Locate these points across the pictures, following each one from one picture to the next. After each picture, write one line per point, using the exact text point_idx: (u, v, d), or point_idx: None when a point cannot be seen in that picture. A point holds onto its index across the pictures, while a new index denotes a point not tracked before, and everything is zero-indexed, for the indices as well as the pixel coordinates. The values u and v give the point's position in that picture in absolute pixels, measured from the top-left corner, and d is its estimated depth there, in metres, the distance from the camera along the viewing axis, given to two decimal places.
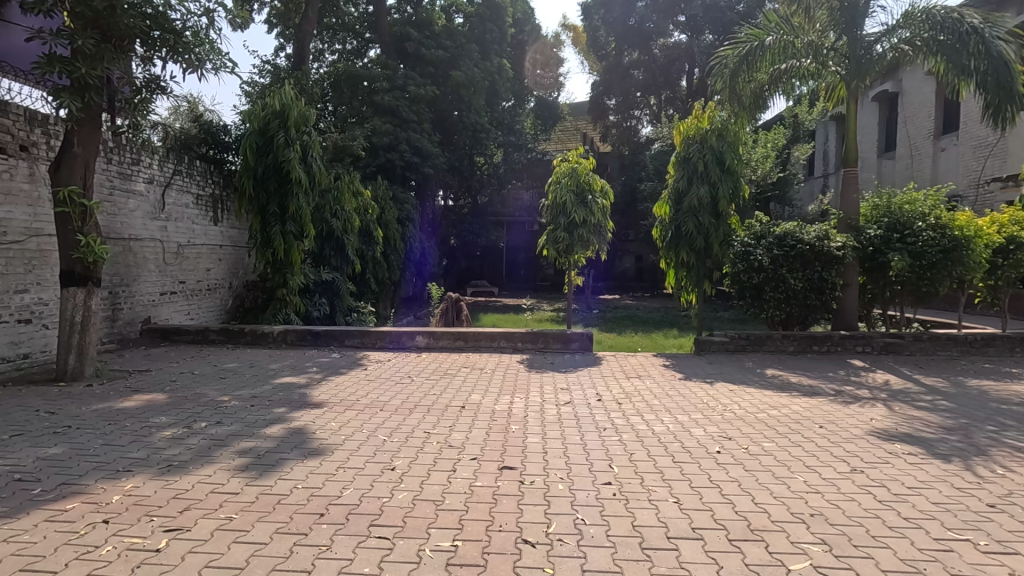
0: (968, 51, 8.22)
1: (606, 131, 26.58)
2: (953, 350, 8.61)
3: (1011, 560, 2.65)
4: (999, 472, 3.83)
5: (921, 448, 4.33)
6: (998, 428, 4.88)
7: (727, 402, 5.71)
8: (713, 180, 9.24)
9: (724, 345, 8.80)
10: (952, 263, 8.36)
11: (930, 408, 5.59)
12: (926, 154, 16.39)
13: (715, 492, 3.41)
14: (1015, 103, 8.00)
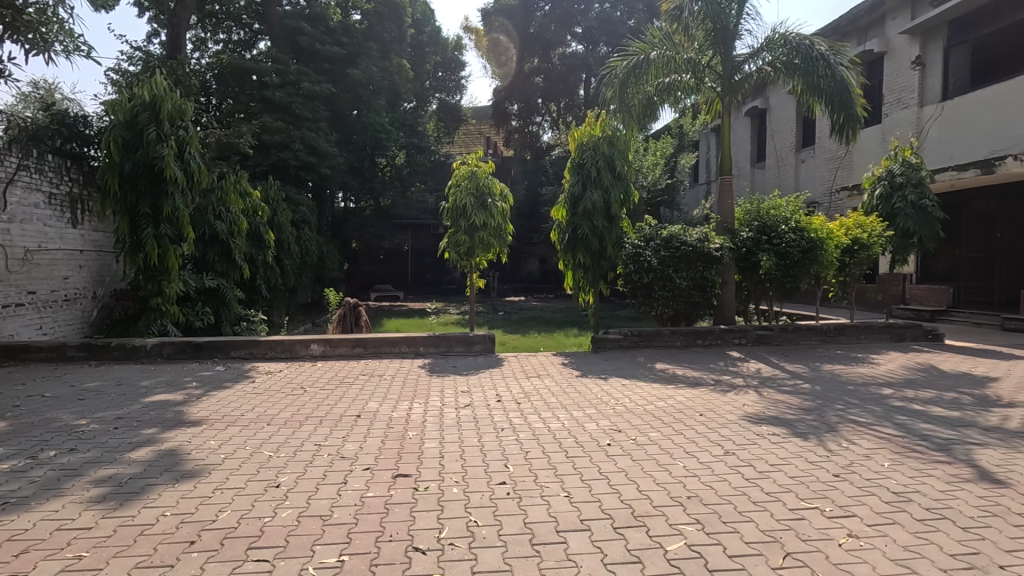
0: (818, 74, 9.29)
1: (508, 136, 27.10)
2: (813, 339, 9.67)
3: (850, 522, 3.03)
4: (844, 445, 4.35)
5: (783, 428, 4.81)
6: (844, 406, 5.55)
7: (618, 396, 6.01)
8: (606, 185, 9.61)
9: (619, 341, 9.22)
10: (811, 261, 9.42)
11: (793, 392, 6.24)
12: (790, 164, 18.29)
13: (603, 483, 3.56)
14: (856, 122, 9.28)
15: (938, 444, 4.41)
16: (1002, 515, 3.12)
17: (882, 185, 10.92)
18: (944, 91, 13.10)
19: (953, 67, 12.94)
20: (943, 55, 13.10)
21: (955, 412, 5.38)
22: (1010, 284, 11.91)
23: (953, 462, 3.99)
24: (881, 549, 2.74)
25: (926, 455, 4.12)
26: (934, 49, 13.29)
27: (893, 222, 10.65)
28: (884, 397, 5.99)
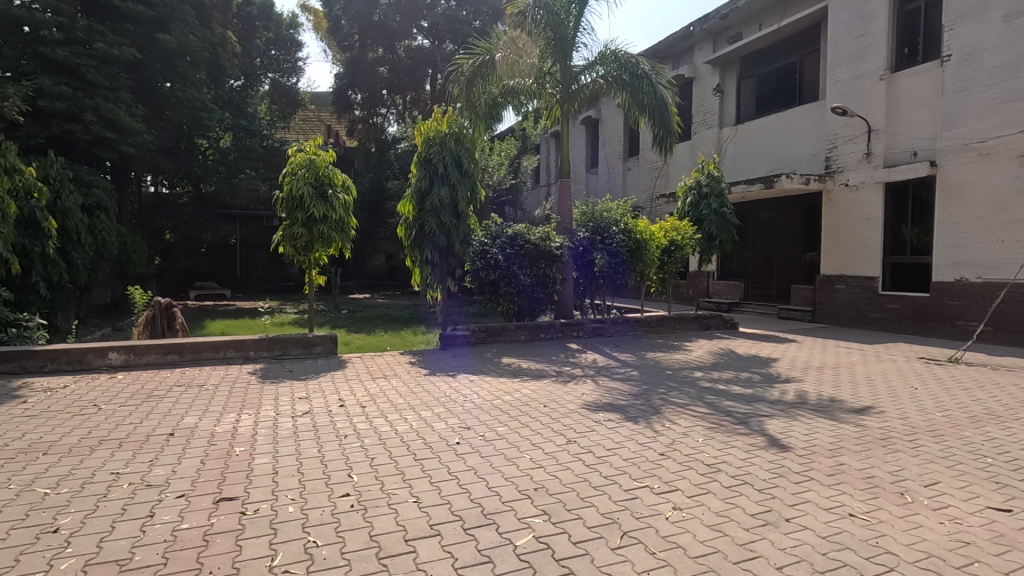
0: (641, 91, 10.28)
1: (351, 126, 25.81)
2: (639, 330, 10.71)
3: (674, 496, 3.36)
4: (667, 425, 4.86)
5: (616, 413, 5.22)
6: (665, 390, 6.21)
7: (467, 393, 6.02)
8: (453, 181, 9.44)
9: (467, 338, 9.26)
10: (637, 259, 10.44)
11: (623, 379, 6.84)
12: (619, 171, 20.09)
13: (453, 484, 3.49)
14: (673, 136, 10.44)
15: (738, 418, 5.14)
16: (786, 475, 3.72)
17: (693, 194, 12.50)
18: (737, 116, 15.43)
19: (743, 96, 15.29)
20: (736, 85, 15.40)
21: (749, 389, 6.33)
22: (784, 280, 14.36)
23: (750, 432, 4.67)
24: (699, 518, 3.08)
25: (730, 429, 4.77)
26: (730, 79, 15.57)
27: (701, 226, 12.25)
28: (696, 379, 6.85)
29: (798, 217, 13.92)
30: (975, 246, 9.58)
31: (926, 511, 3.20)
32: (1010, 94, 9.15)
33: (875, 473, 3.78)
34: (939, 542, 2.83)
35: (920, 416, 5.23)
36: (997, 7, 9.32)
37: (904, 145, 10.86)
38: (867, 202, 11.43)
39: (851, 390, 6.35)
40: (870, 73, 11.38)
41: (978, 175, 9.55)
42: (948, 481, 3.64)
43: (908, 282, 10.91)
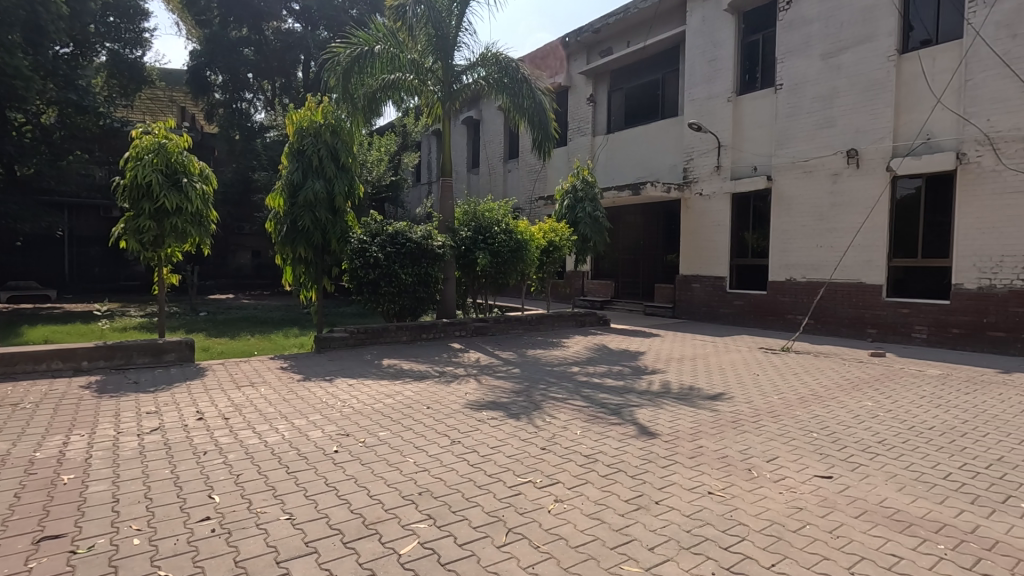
0: (521, 95, 10.52)
1: (211, 110, 23.42)
2: (520, 328, 10.97)
3: (556, 489, 3.47)
4: (548, 420, 5.02)
5: (499, 411, 5.29)
6: (546, 386, 6.42)
7: (345, 397, 5.73)
8: (328, 175, 8.87)
9: (344, 340, 8.79)
10: (518, 259, 10.68)
11: (505, 377, 6.94)
12: (499, 173, 20.43)
13: (331, 495, 3.29)
14: (551, 141, 10.83)
15: (611, 409, 5.46)
16: (655, 460, 4.02)
17: (569, 197, 13.10)
18: (608, 126, 16.44)
19: (613, 107, 16.33)
20: (607, 96, 16.40)
21: (621, 382, 6.76)
22: (649, 279, 15.56)
23: (623, 422, 4.98)
24: (579, 509, 3.20)
25: (605, 420, 5.05)
26: (602, 90, 16.55)
27: (577, 228, 12.87)
28: (573, 374, 7.16)
29: (661, 222, 15.17)
30: (801, 250, 11.12)
31: (769, 483, 3.64)
32: (826, 122, 10.74)
33: (728, 452, 4.22)
34: (779, 510, 3.23)
35: (761, 399, 5.96)
36: (816, 46, 10.89)
37: (747, 161, 12.29)
38: (718, 210, 12.78)
39: (706, 378, 7.06)
40: (719, 94, 12.73)
41: (803, 190, 11.09)
42: (784, 456, 4.17)
43: (750, 281, 12.37)
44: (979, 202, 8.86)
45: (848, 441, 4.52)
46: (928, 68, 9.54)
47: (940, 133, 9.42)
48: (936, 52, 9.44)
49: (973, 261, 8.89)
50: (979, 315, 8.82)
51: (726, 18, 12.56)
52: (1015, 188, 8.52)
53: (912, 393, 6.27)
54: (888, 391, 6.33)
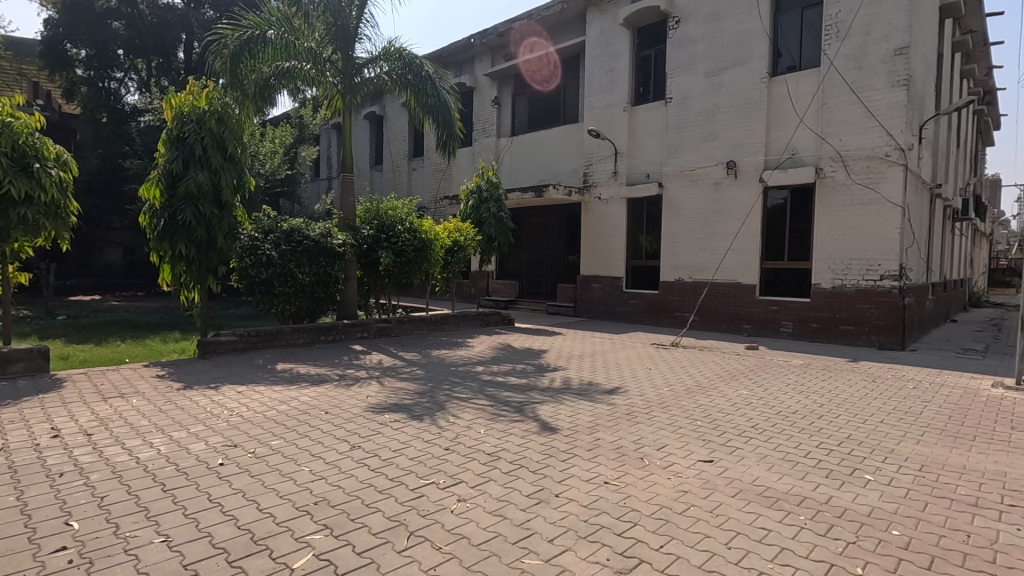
0: (425, 92, 10.38)
1: (71, 87, 20.69)
2: (424, 328, 10.83)
3: (459, 489, 3.46)
4: (452, 420, 5.00)
5: (402, 413, 5.18)
6: (450, 386, 6.39)
7: (233, 406, 5.32)
8: (214, 166, 8.14)
9: (233, 344, 8.15)
10: (421, 259, 10.53)
11: (409, 378, 6.82)
12: (403, 171, 20.03)
13: (216, 512, 3.05)
14: (456, 141, 10.82)
15: (514, 406, 5.55)
16: (555, 455, 4.14)
17: (474, 197, 13.14)
18: (513, 128, 16.70)
19: (517, 111, 16.62)
20: (511, 99, 16.66)
21: (524, 380, 6.89)
22: (551, 279, 16.02)
23: (526, 419, 5.09)
24: (481, 507, 3.22)
25: (508, 418, 5.13)
26: (506, 93, 16.77)
27: (481, 229, 12.95)
28: (478, 374, 7.19)
29: (562, 224, 15.67)
30: (688, 253, 11.99)
31: (659, 470, 3.89)
32: (709, 135, 11.67)
33: (622, 443, 4.45)
34: (668, 495, 3.46)
35: (653, 392, 6.37)
36: (701, 65, 11.80)
37: (641, 168, 13.04)
38: (615, 214, 13.44)
39: (604, 374, 7.40)
40: (616, 104, 13.39)
41: (690, 197, 11.97)
42: (672, 443, 4.49)
43: (644, 281, 13.14)
44: (833, 212, 10.08)
45: (727, 427, 4.96)
46: (793, 91, 10.68)
47: (802, 150, 10.59)
48: (799, 77, 10.60)
49: (828, 263, 10.08)
50: (833, 311, 10.02)
51: (622, 32, 13.24)
52: (860, 200, 9.78)
53: (781, 382, 6.99)
54: (760, 380, 7.03)
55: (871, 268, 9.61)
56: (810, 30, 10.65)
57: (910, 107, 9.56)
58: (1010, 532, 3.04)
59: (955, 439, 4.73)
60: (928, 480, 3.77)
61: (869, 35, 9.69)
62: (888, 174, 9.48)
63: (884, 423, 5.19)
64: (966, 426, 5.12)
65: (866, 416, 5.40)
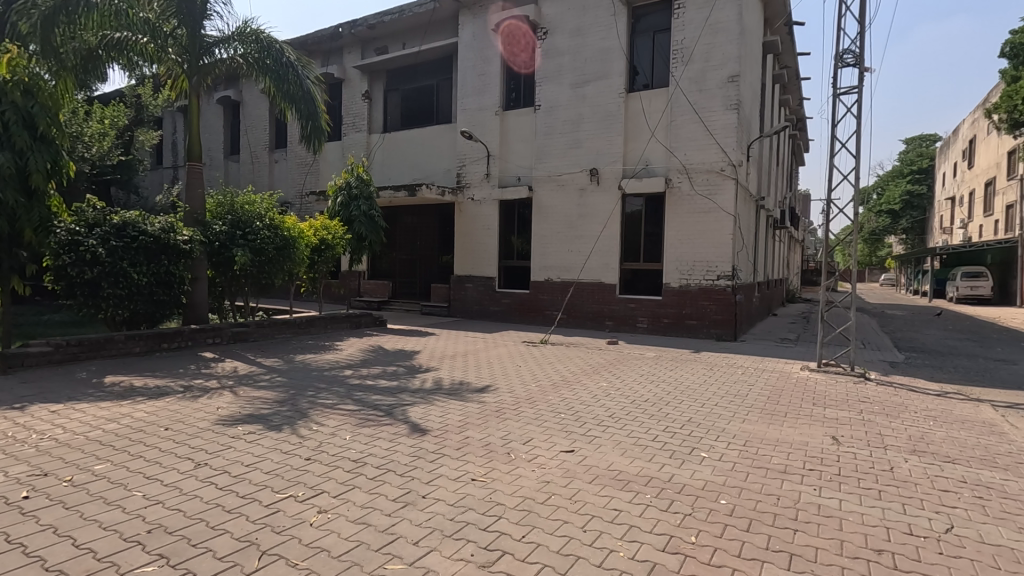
0: (286, 80, 9.70)
1: None
2: (287, 332, 10.13)
3: (320, 500, 3.30)
4: (315, 428, 4.74)
5: (257, 424, 4.80)
6: (315, 392, 6.06)
7: (44, 428, 4.54)
8: (20, 147, 6.72)
9: (46, 356, 6.94)
10: (283, 258, 9.83)
11: (268, 386, 6.33)
12: (264, 163, 18.55)
13: (16, 554, 2.59)
14: (321, 134, 10.28)
15: (383, 410, 5.41)
16: (423, 456, 4.12)
17: (343, 194, 12.57)
18: (384, 125, 16.25)
19: (389, 107, 16.22)
20: (383, 95, 16.22)
21: (394, 382, 6.75)
22: (425, 279, 15.86)
23: (394, 422, 4.99)
24: (343, 516, 3.10)
25: (377, 422, 4.99)
26: (377, 88, 16.29)
27: (351, 227, 12.44)
28: (345, 378, 6.90)
29: (436, 224, 15.59)
30: (555, 254, 12.58)
31: (524, 463, 4.04)
32: (574, 143, 12.35)
33: (490, 440, 4.55)
34: (531, 486, 3.61)
35: (522, 388, 6.59)
36: (567, 76, 12.44)
37: (512, 171, 13.41)
38: (487, 215, 13.67)
39: (475, 373, 7.50)
40: (488, 107, 13.63)
41: (557, 201, 12.57)
42: (537, 436, 4.69)
43: (516, 281, 13.54)
44: (680, 219, 11.19)
45: (587, 418, 5.30)
46: (646, 107, 11.68)
47: (654, 162, 11.62)
48: (651, 95, 11.61)
49: (676, 265, 11.18)
50: (680, 307, 11.14)
51: (493, 37, 13.51)
52: (701, 209, 10.97)
53: (636, 373, 7.62)
54: (618, 373, 7.61)
55: (710, 270, 10.83)
56: (660, 53, 11.73)
57: (740, 129, 10.94)
58: (808, 492, 3.62)
59: (772, 416, 5.52)
60: (750, 453, 4.35)
61: (708, 63, 10.91)
62: (723, 187, 10.74)
63: (718, 406, 5.89)
64: (780, 404, 6.00)
65: (704, 401, 6.09)
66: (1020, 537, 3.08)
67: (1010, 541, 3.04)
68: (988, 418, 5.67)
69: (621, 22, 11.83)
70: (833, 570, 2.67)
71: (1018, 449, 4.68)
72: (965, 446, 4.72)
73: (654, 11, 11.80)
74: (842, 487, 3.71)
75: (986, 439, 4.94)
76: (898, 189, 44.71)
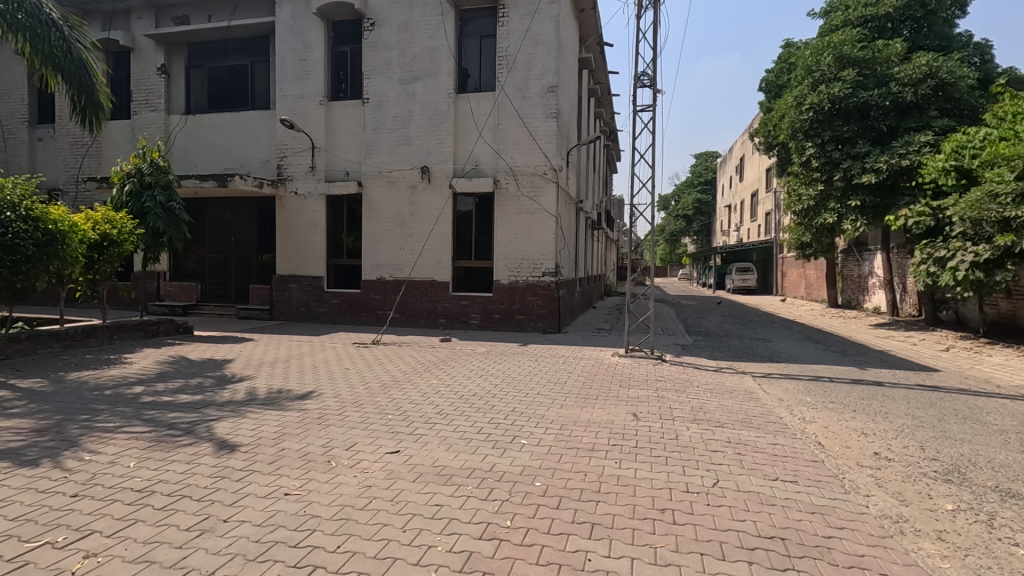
0: (48, 42, 7.98)
1: None
2: (55, 346, 8.36)
3: (86, 543, 2.79)
4: (87, 458, 4.00)
5: (4, 462, 3.88)
6: (89, 416, 5.09)
7: None
8: None
9: None
10: (47, 256, 8.05)
11: (21, 413, 5.16)
12: (20, 140, 15.11)
13: None
14: (100, 111, 8.73)
15: (181, 429, 4.75)
16: (229, 475, 3.72)
17: (132, 181, 10.80)
18: (187, 105, 14.32)
19: (193, 85, 14.34)
20: (184, 71, 14.28)
21: (197, 396, 5.98)
22: (240, 279, 14.35)
23: (194, 441, 4.42)
24: (118, 557, 2.66)
25: (172, 443, 4.38)
26: (176, 63, 14.29)
27: (144, 220, 10.73)
28: (133, 396, 5.92)
29: (253, 218, 14.20)
30: (387, 252, 12.29)
31: (345, 469, 3.87)
32: (404, 139, 12.18)
33: (309, 450, 4.27)
34: (350, 493, 3.47)
35: (348, 392, 6.31)
36: (395, 71, 12.21)
37: (339, 165, 12.77)
38: (312, 210, 12.82)
39: (297, 379, 6.98)
40: (311, 95, 12.76)
41: (387, 198, 12.29)
42: (361, 440, 4.53)
43: (346, 281, 12.92)
44: (507, 219, 11.69)
45: (415, 417, 5.26)
46: (474, 109, 11.97)
47: (483, 162, 11.96)
48: (479, 98, 11.93)
49: (505, 263, 11.65)
50: (509, 303, 11.66)
51: (315, 21, 12.71)
52: (526, 209, 11.58)
53: (466, 369, 7.80)
54: (448, 370, 7.70)
55: (537, 268, 11.48)
56: (487, 58, 12.11)
57: (559, 136, 11.79)
58: (611, 465, 4.05)
59: (585, 399, 6.06)
60: (565, 436, 4.72)
61: (530, 72, 11.55)
62: (546, 189, 11.48)
63: (540, 394, 6.30)
64: (593, 388, 6.62)
65: (528, 390, 6.47)
66: (765, 482, 3.81)
67: (758, 486, 3.74)
68: (748, 387, 6.90)
69: (448, 23, 11.95)
70: (625, 532, 3.02)
71: (767, 411, 5.76)
72: (732, 412, 5.69)
73: (481, 15, 12.12)
74: (638, 457, 4.23)
75: (746, 405, 6.00)
76: (689, 197, 52.20)
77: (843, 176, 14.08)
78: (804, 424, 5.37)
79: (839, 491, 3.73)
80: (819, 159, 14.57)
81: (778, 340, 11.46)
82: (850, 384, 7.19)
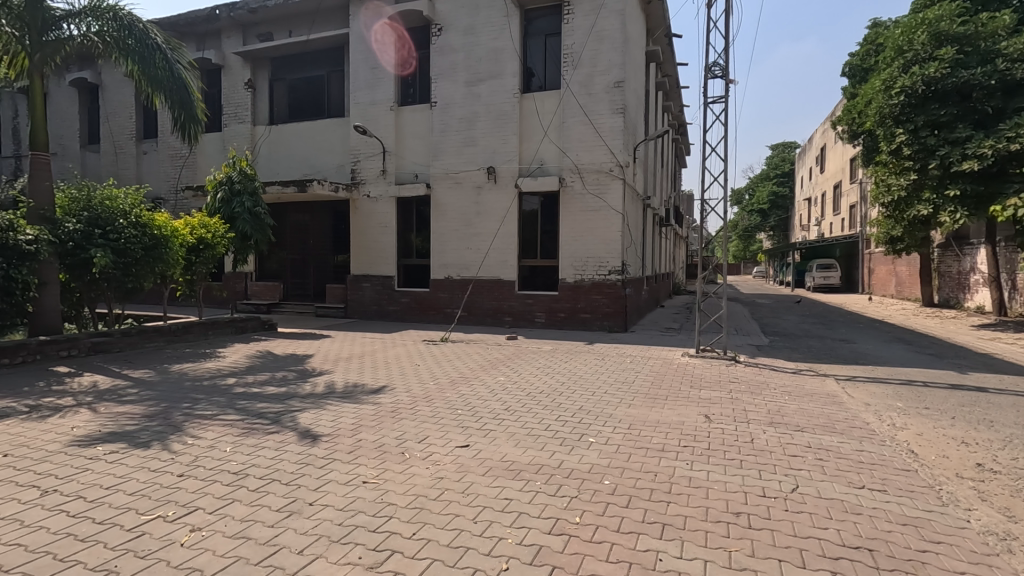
0: (153, 64, 8.78)
1: None
2: (159, 340, 9.21)
3: (193, 518, 3.07)
4: (189, 442, 4.39)
5: (121, 443, 4.34)
6: (190, 404, 5.58)
7: None
8: None
9: None
10: (153, 259, 8.85)
11: (134, 400, 5.74)
12: (130, 154, 16.74)
13: None
14: (196, 124, 9.47)
15: (269, 418, 5.12)
16: (312, 462, 3.97)
17: (224, 188, 11.66)
18: (271, 117, 15.29)
19: (276, 98, 15.30)
20: (268, 85, 15.26)
21: (282, 389, 6.40)
22: (318, 279, 15.18)
23: (281, 430, 4.75)
24: (219, 533, 2.91)
25: (261, 430, 4.73)
26: (261, 77, 15.28)
27: (234, 225, 11.57)
28: (226, 387, 6.43)
29: (329, 221, 14.96)
30: (454, 252, 12.58)
31: (418, 461, 4.03)
32: (470, 140, 12.41)
33: (384, 441, 4.48)
34: (423, 483, 3.61)
35: (419, 387, 6.54)
36: (461, 74, 12.47)
37: (408, 168, 13.19)
38: (384, 212, 13.33)
39: (371, 374, 7.31)
40: (382, 102, 13.28)
41: (454, 198, 12.57)
42: (432, 434, 4.69)
43: (415, 280, 13.35)
44: (573, 217, 11.65)
45: (483, 412, 5.38)
46: (539, 108, 12.01)
47: (548, 161, 11.97)
48: (544, 97, 11.95)
49: (571, 262, 11.62)
50: (575, 302, 11.61)
51: (386, 30, 13.21)
52: (592, 207, 11.49)
53: (533, 366, 7.87)
54: (515, 367, 7.79)
55: (602, 266, 11.38)
56: (552, 56, 12.12)
57: (625, 132, 11.62)
58: (682, 466, 3.96)
59: (654, 400, 5.95)
60: (633, 436, 4.66)
61: (595, 68, 11.44)
62: (612, 186, 11.33)
63: (607, 393, 6.25)
64: (662, 389, 6.49)
65: (595, 389, 6.44)
66: (849, 490, 3.60)
67: (841, 494, 3.54)
68: (831, 390, 6.52)
69: (513, 23, 12.06)
70: (698, 534, 2.96)
71: (852, 415, 5.42)
72: (812, 415, 5.40)
73: (545, 14, 12.15)
74: (711, 460, 4.11)
75: (829, 408, 5.68)
76: (764, 190, 49.72)
77: (940, 164, 12.93)
78: (894, 430, 5.01)
79: (934, 503, 3.46)
80: (912, 146, 13.45)
81: (864, 342, 10.73)
82: (947, 390, 6.63)
